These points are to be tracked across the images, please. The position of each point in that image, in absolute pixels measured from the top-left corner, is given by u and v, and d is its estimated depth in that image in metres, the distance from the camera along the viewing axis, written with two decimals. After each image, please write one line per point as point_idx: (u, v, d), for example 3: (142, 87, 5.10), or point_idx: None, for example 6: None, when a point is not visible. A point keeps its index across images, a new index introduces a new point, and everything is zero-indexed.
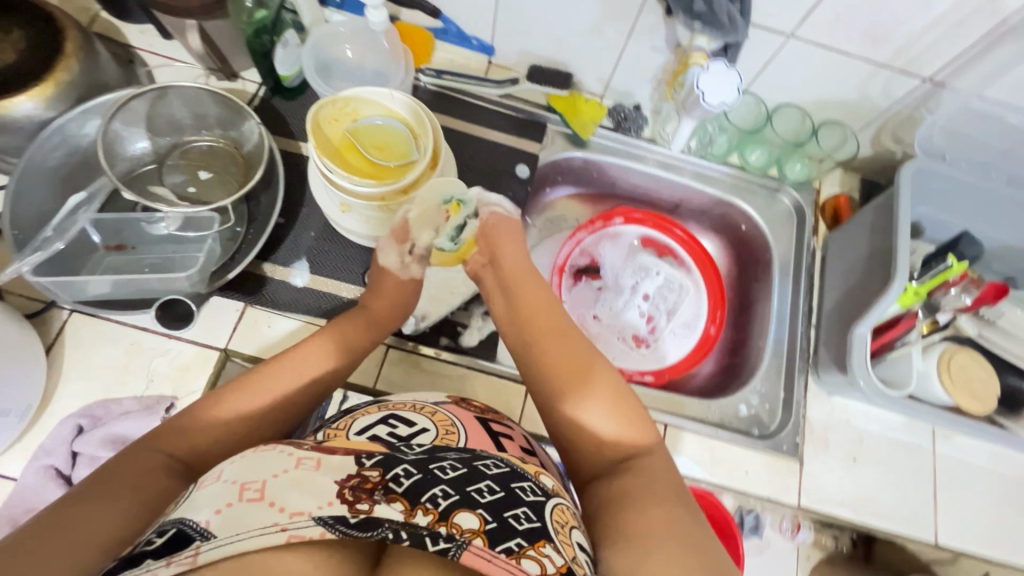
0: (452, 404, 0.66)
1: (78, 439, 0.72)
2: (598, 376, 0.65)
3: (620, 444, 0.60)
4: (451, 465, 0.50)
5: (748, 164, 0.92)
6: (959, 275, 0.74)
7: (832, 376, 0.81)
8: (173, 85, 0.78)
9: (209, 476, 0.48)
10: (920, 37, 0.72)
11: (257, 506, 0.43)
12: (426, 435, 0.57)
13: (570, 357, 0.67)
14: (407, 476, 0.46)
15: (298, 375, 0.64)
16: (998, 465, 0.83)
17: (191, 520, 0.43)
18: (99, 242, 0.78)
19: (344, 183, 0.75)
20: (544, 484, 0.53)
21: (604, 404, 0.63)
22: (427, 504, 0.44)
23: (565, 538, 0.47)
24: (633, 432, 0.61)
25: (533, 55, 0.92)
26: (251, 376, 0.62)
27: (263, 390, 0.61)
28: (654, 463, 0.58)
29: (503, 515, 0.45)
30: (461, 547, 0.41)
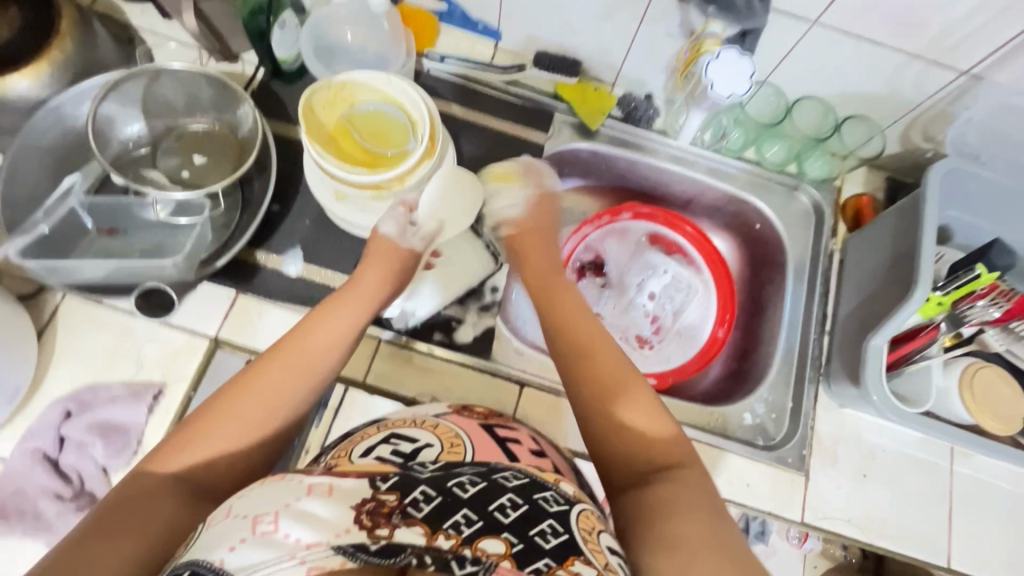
0: (455, 415, 0.64)
1: (67, 423, 0.68)
2: (628, 380, 0.59)
3: (658, 450, 0.54)
4: (469, 480, 0.48)
5: (764, 160, 0.90)
6: (987, 285, 0.66)
7: (843, 388, 0.78)
8: (167, 66, 0.72)
9: (218, 512, 0.44)
10: (959, 28, 0.68)
11: (271, 541, 0.40)
12: (431, 451, 0.55)
13: (599, 357, 0.61)
14: (426, 501, 0.44)
15: (292, 366, 0.56)
16: (1022, 489, 0.78)
17: (206, 560, 0.39)
18: (90, 225, 0.72)
19: (335, 171, 0.71)
20: (566, 492, 0.50)
21: (636, 409, 0.57)
22: (449, 529, 0.42)
23: (595, 546, 0.45)
24: (656, 428, 0.56)
25: (541, 40, 0.88)
26: (245, 374, 0.55)
27: (256, 390, 0.54)
28: (692, 474, 0.52)
29: (528, 533, 0.43)
30: (490, 570, 0.40)
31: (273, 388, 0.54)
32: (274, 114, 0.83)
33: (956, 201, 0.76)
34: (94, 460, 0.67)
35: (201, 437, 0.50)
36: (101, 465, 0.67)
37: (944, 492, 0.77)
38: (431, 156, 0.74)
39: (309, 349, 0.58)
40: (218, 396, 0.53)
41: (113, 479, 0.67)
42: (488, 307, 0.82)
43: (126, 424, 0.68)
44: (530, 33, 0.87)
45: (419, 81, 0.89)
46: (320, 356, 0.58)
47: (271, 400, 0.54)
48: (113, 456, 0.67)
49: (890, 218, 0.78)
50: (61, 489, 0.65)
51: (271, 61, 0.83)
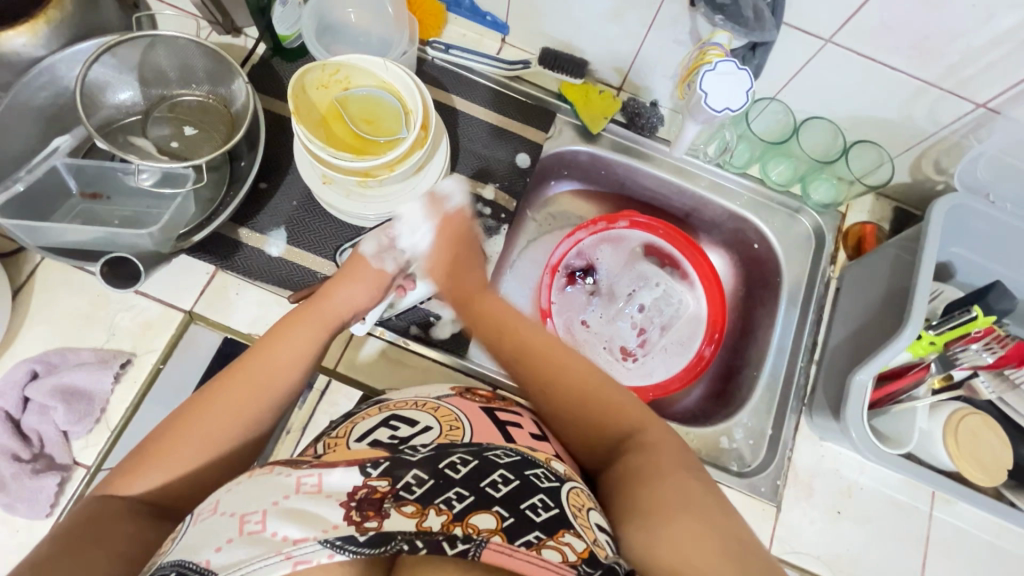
0: (456, 397, 0.61)
1: (32, 384, 0.67)
2: (577, 377, 0.61)
3: (616, 424, 0.57)
4: (462, 459, 0.46)
5: (768, 179, 0.87)
6: (981, 329, 0.65)
7: (825, 420, 0.75)
8: (162, 34, 0.71)
9: (204, 507, 0.43)
10: (977, 58, 0.65)
11: (257, 540, 0.38)
12: (427, 436, 0.52)
13: (545, 364, 0.62)
14: (419, 483, 0.43)
15: (246, 393, 0.55)
16: (1002, 541, 0.75)
17: (192, 560, 0.38)
18: (74, 188, 0.71)
19: (322, 154, 0.69)
20: (556, 470, 0.50)
21: (588, 399, 0.59)
22: (441, 505, 0.42)
23: (584, 521, 0.45)
24: (618, 412, 0.58)
25: (549, 38, 0.86)
26: (197, 400, 0.54)
27: (210, 415, 0.53)
28: (651, 434, 0.56)
29: (519, 508, 0.43)
30: (481, 546, 0.39)
31: (232, 406, 0.54)
32: (271, 91, 0.82)
33: (960, 237, 0.73)
34: (55, 424, 0.66)
35: (160, 456, 0.50)
36: (62, 430, 0.67)
37: (921, 537, 0.74)
38: (421, 147, 0.73)
39: (269, 366, 0.57)
40: (172, 421, 0.53)
41: (74, 445, 0.67)
42: None
43: (90, 391, 0.68)
44: (538, 29, 0.85)
45: (421, 69, 0.88)
46: (283, 374, 0.57)
47: (232, 417, 0.53)
48: (75, 421, 0.67)
49: (891, 248, 0.75)
50: (19, 450, 0.65)
51: (271, 37, 0.81)
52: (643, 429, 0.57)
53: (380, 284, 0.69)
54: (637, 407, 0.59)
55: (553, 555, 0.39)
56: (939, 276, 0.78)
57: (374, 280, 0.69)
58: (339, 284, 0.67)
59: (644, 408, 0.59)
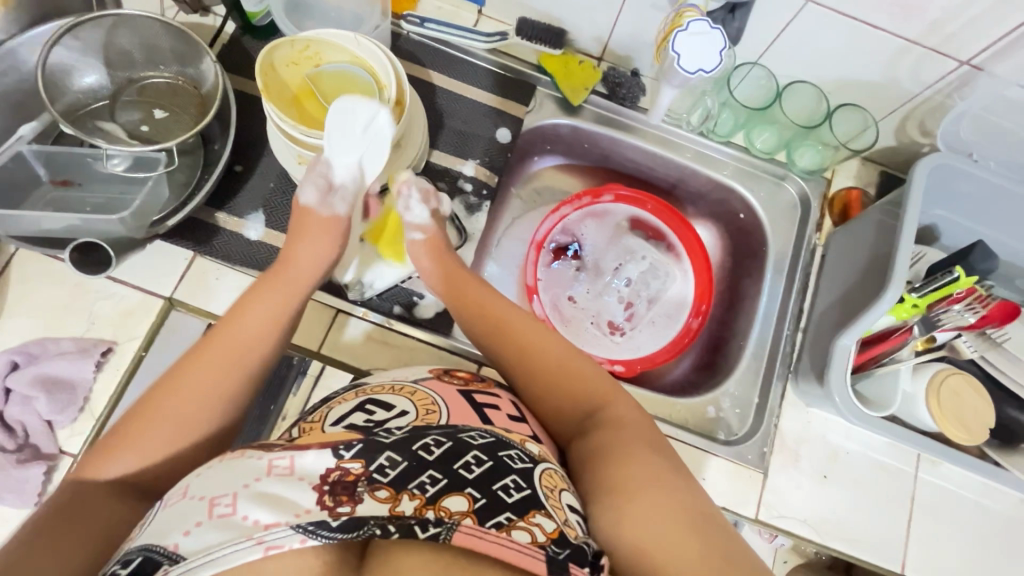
0: (436, 380, 0.60)
1: (13, 375, 0.67)
2: (548, 357, 0.60)
3: (585, 399, 0.57)
4: (435, 441, 0.45)
5: (753, 147, 0.86)
6: (965, 290, 0.64)
7: (810, 387, 0.76)
8: (123, 12, 0.69)
9: (174, 492, 0.43)
10: (960, 14, 0.63)
11: (229, 524, 0.38)
12: (402, 419, 0.52)
13: (520, 341, 0.62)
14: (392, 465, 0.42)
15: (216, 367, 0.53)
16: (987, 498, 0.76)
17: (160, 545, 0.38)
18: (44, 175, 0.70)
19: (295, 133, 0.68)
20: (532, 451, 0.49)
21: (560, 376, 0.59)
22: (413, 490, 0.41)
23: (556, 502, 0.45)
24: (588, 387, 0.58)
25: (526, 7, 0.83)
26: (167, 376, 0.52)
27: (184, 393, 0.51)
28: (619, 410, 0.56)
29: (491, 488, 0.43)
30: (451, 529, 0.39)
31: (203, 382, 0.52)
32: (243, 71, 0.80)
33: (945, 198, 0.73)
34: (39, 414, 0.66)
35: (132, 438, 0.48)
36: (46, 419, 0.66)
37: (906, 498, 0.75)
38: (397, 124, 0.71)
39: (237, 340, 0.55)
40: (146, 398, 0.51)
41: (59, 434, 0.67)
42: None
43: (73, 380, 0.68)
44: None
45: (397, 44, 0.86)
46: (252, 342, 0.56)
47: (206, 395, 0.51)
48: (58, 410, 0.66)
49: (875, 212, 0.75)
50: (4, 441, 0.65)
51: (239, 14, 0.79)
52: (609, 404, 0.57)
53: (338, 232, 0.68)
54: (609, 383, 0.59)
55: (523, 536, 0.40)
56: (924, 239, 0.77)
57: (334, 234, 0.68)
58: (300, 243, 0.67)
59: (611, 382, 0.59)
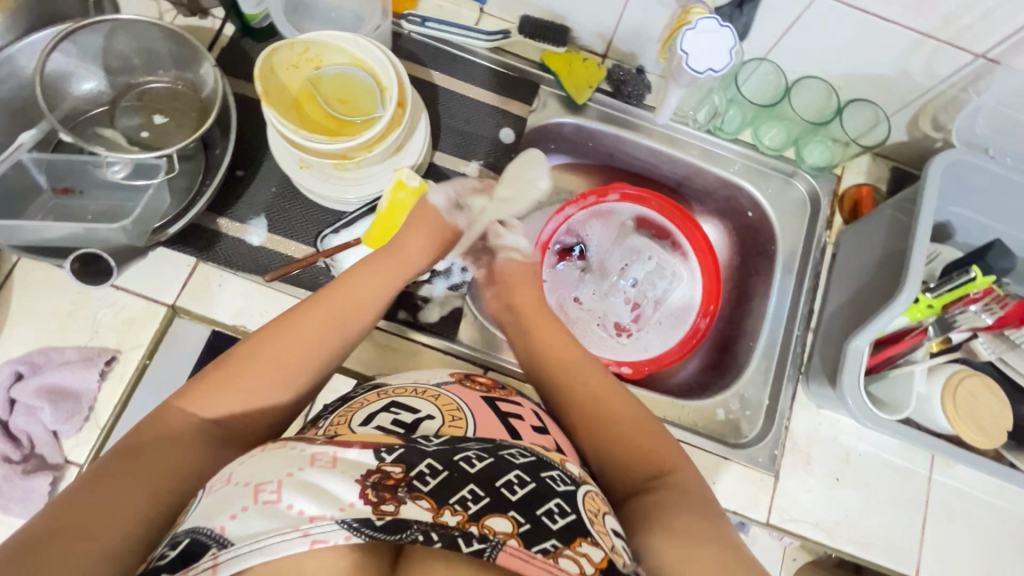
0: (457, 385, 0.60)
1: (18, 385, 0.66)
2: (618, 407, 0.58)
3: (649, 460, 0.54)
4: (477, 455, 0.44)
5: (761, 144, 0.85)
6: (982, 289, 0.63)
7: (821, 388, 0.74)
8: (121, 17, 0.68)
9: (218, 477, 0.42)
10: (975, 6, 0.61)
11: (274, 513, 0.38)
12: (432, 424, 0.51)
13: (590, 387, 0.61)
14: (433, 474, 0.42)
15: (330, 327, 0.57)
16: (1001, 500, 0.74)
17: (208, 526, 0.38)
18: (44, 184, 0.69)
19: (295, 137, 0.67)
20: (572, 471, 0.47)
21: (628, 429, 0.57)
22: (455, 505, 0.41)
23: (601, 527, 0.43)
24: (655, 446, 0.56)
25: (528, 5, 0.82)
26: (282, 321, 0.55)
27: (297, 341, 0.54)
28: (685, 479, 0.53)
29: (535, 513, 0.41)
30: (496, 548, 0.39)
31: (311, 335, 0.55)
32: (242, 74, 0.79)
33: (959, 195, 0.71)
34: (44, 424, 0.66)
35: (234, 376, 0.50)
36: (51, 429, 0.66)
37: (920, 500, 0.74)
38: (399, 125, 0.70)
39: (353, 310, 0.59)
40: (246, 342, 0.53)
41: (64, 444, 0.67)
42: (456, 288, 0.80)
43: (77, 389, 0.67)
44: None
45: (398, 44, 0.84)
46: (360, 310, 0.60)
47: (307, 346, 0.54)
48: (63, 420, 0.66)
49: (887, 210, 0.73)
50: (9, 451, 0.65)
51: (238, 16, 0.78)
52: (676, 471, 0.54)
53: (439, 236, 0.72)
54: (673, 448, 0.56)
55: (570, 566, 0.38)
56: (937, 237, 0.76)
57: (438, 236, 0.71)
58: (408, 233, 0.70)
59: (681, 453, 0.56)
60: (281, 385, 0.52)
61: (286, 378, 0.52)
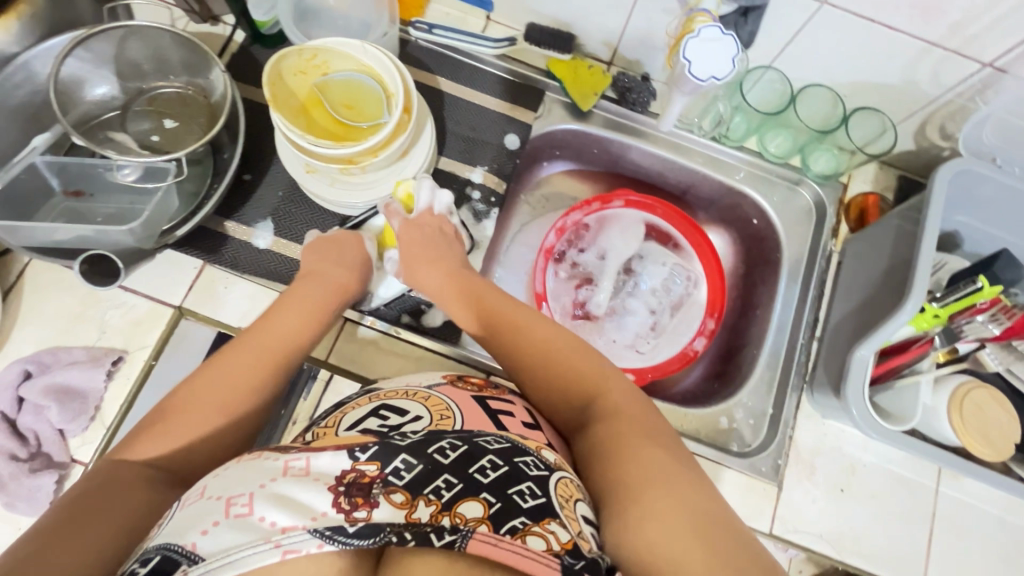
0: (449, 386, 0.60)
1: (26, 384, 0.67)
2: (558, 353, 0.61)
3: (587, 390, 0.57)
4: (451, 445, 0.45)
5: (766, 151, 0.84)
6: (989, 300, 0.62)
7: (826, 398, 0.74)
8: (134, 23, 0.69)
9: (193, 491, 0.43)
10: (982, 16, 0.61)
11: (245, 525, 0.38)
12: (418, 423, 0.51)
13: (526, 337, 0.63)
14: (408, 469, 0.42)
15: (256, 363, 0.57)
16: (1011, 515, 0.73)
17: (177, 544, 0.38)
18: (57, 186, 0.71)
19: (302, 143, 0.68)
20: (547, 458, 0.48)
21: (568, 368, 0.59)
22: (429, 495, 0.41)
23: (570, 513, 0.44)
24: (587, 376, 0.58)
25: (534, 12, 0.82)
26: (207, 369, 0.55)
27: (230, 383, 0.54)
28: (615, 400, 0.56)
29: (506, 492, 0.42)
30: (467, 536, 0.39)
31: (244, 373, 0.55)
32: (251, 80, 0.81)
33: (966, 204, 0.71)
34: (50, 423, 0.67)
35: (172, 422, 0.50)
36: (57, 429, 0.67)
37: (926, 513, 0.73)
38: (405, 130, 0.71)
39: (274, 339, 0.60)
40: (184, 387, 0.54)
41: (70, 443, 0.67)
42: None
43: (84, 389, 0.68)
44: (523, 3, 0.81)
45: (405, 51, 0.85)
46: (287, 341, 0.60)
47: (243, 388, 0.54)
48: (70, 420, 0.67)
49: (893, 218, 0.73)
50: (16, 450, 0.65)
51: (248, 23, 0.79)
52: (603, 394, 0.57)
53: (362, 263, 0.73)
54: (612, 375, 0.59)
55: (538, 542, 0.39)
56: (945, 246, 0.75)
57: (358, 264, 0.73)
58: (322, 260, 0.71)
59: (609, 373, 0.59)
60: (219, 420, 0.52)
61: (231, 413, 0.53)
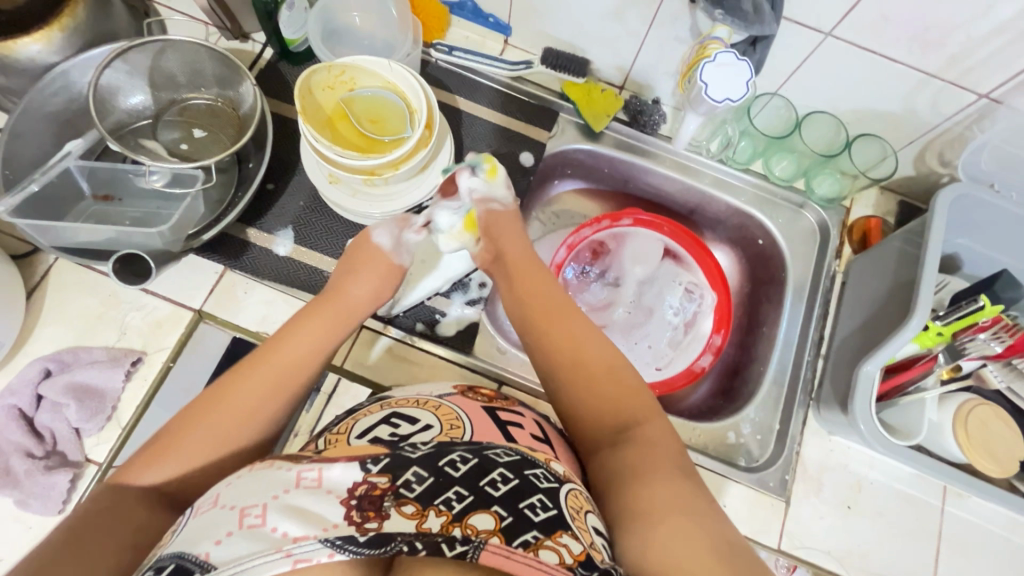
0: (459, 396, 0.61)
1: (45, 382, 0.68)
2: (596, 362, 0.61)
3: (620, 414, 0.57)
4: (461, 458, 0.45)
5: (772, 174, 0.88)
6: (990, 317, 0.64)
7: (833, 415, 0.75)
8: (171, 38, 0.72)
9: (205, 500, 0.44)
10: (977, 49, 0.65)
11: (258, 535, 0.39)
12: (427, 433, 0.52)
13: (573, 336, 0.63)
14: (419, 481, 0.43)
15: (257, 393, 0.55)
16: (1016, 534, 0.74)
17: (191, 553, 0.39)
18: (87, 190, 0.73)
19: (329, 153, 0.70)
20: (556, 471, 0.49)
21: (603, 379, 0.59)
22: (440, 506, 0.42)
23: (582, 524, 0.45)
24: (625, 400, 0.58)
25: (551, 37, 0.86)
26: (208, 394, 0.54)
27: (228, 412, 0.53)
28: (652, 430, 0.56)
29: (518, 507, 0.43)
30: (479, 548, 0.39)
31: (245, 402, 0.54)
32: (278, 94, 0.84)
33: (966, 228, 0.73)
34: (68, 421, 0.67)
35: (170, 449, 0.51)
36: (74, 427, 0.67)
37: (933, 531, 0.73)
38: (426, 146, 0.74)
39: (280, 364, 0.57)
40: (188, 412, 0.53)
41: (86, 442, 0.68)
42: (474, 303, 0.81)
43: (102, 388, 0.69)
44: (541, 29, 0.85)
45: (426, 70, 0.89)
46: (293, 368, 0.58)
47: (234, 418, 0.53)
48: (87, 418, 0.67)
49: (895, 240, 0.75)
50: (33, 447, 0.66)
51: (278, 41, 0.83)
52: (638, 422, 0.56)
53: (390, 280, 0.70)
54: (643, 398, 0.58)
55: (552, 556, 0.40)
56: (945, 268, 0.78)
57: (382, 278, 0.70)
58: (351, 278, 0.69)
59: (648, 400, 0.59)
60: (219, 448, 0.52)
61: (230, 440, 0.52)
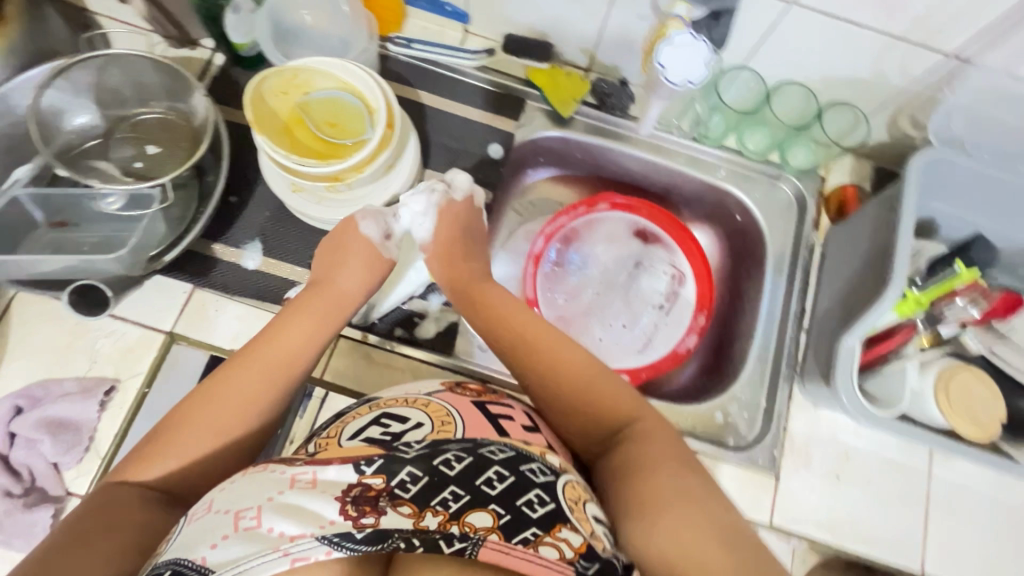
0: (448, 393, 0.60)
1: (17, 419, 0.67)
2: (580, 363, 0.57)
3: (610, 416, 0.54)
4: (456, 456, 0.43)
5: (745, 148, 0.86)
6: (965, 283, 0.65)
7: (817, 387, 0.75)
8: (111, 52, 0.69)
9: (199, 505, 0.42)
10: (944, 9, 0.63)
11: (253, 537, 0.38)
12: (419, 432, 0.52)
13: (557, 353, 0.58)
14: (413, 481, 0.41)
15: (245, 390, 0.52)
16: (1003, 492, 0.75)
17: (187, 557, 0.38)
18: (40, 218, 0.71)
19: (286, 163, 0.67)
20: (553, 462, 0.47)
21: (590, 384, 0.56)
22: (436, 506, 0.41)
23: (581, 515, 0.43)
24: (616, 402, 0.55)
25: (511, 23, 0.83)
26: (198, 392, 0.52)
27: (216, 407, 0.51)
28: (645, 426, 0.53)
29: (515, 504, 0.42)
30: (478, 544, 0.39)
31: (235, 398, 0.52)
32: (234, 102, 0.81)
33: (941, 191, 0.73)
34: (44, 456, 0.66)
35: (171, 445, 0.49)
36: (52, 461, 0.66)
37: (920, 495, 0.74)
38: (388, 146, 0.71)
39: (270, 355, 0.54)
40: (181, 410, 0.51)
41: (65, 475, 0.67)
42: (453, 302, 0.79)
43: (77, 420, 0.67)
44: (500, 14, 0.82)
45: (385, 66, 0.87)
46: (285, 361, 0.55)
47: (240, 410, 0.51)
48: (64, 452, 0.66)
49: (871, 208, 0.74)
50: (10, 486, 0.65)
51: (227, 46, 0.79)
52: (636, 419, 0.54)
53: (376, 266, 0.66)
54: (633, 397, 0.55)
55: (551, 552, 0.39)
56: (922, 233, 0.78)
57: (368, 264, 0.65)
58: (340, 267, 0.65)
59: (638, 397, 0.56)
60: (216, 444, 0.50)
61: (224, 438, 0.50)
